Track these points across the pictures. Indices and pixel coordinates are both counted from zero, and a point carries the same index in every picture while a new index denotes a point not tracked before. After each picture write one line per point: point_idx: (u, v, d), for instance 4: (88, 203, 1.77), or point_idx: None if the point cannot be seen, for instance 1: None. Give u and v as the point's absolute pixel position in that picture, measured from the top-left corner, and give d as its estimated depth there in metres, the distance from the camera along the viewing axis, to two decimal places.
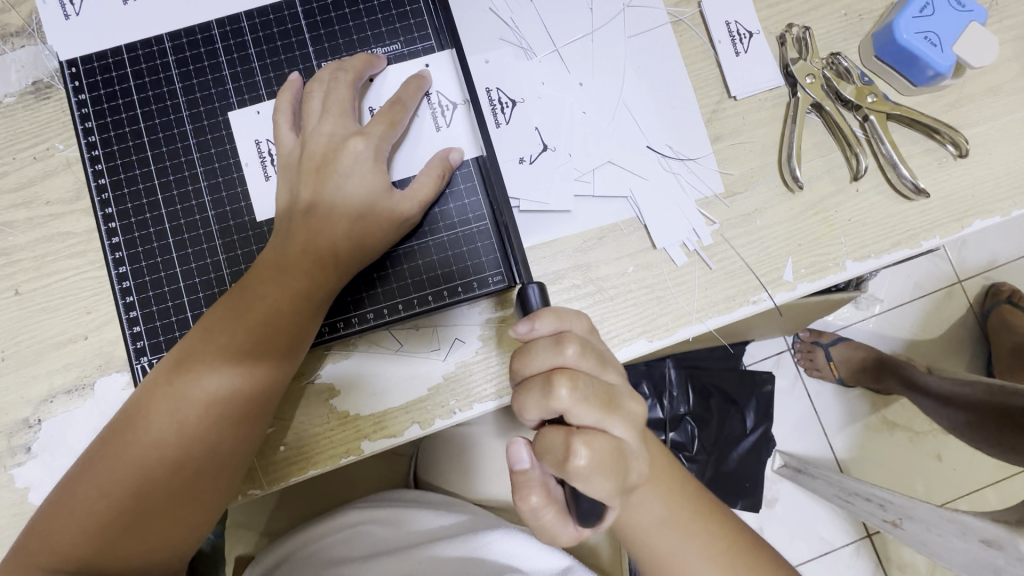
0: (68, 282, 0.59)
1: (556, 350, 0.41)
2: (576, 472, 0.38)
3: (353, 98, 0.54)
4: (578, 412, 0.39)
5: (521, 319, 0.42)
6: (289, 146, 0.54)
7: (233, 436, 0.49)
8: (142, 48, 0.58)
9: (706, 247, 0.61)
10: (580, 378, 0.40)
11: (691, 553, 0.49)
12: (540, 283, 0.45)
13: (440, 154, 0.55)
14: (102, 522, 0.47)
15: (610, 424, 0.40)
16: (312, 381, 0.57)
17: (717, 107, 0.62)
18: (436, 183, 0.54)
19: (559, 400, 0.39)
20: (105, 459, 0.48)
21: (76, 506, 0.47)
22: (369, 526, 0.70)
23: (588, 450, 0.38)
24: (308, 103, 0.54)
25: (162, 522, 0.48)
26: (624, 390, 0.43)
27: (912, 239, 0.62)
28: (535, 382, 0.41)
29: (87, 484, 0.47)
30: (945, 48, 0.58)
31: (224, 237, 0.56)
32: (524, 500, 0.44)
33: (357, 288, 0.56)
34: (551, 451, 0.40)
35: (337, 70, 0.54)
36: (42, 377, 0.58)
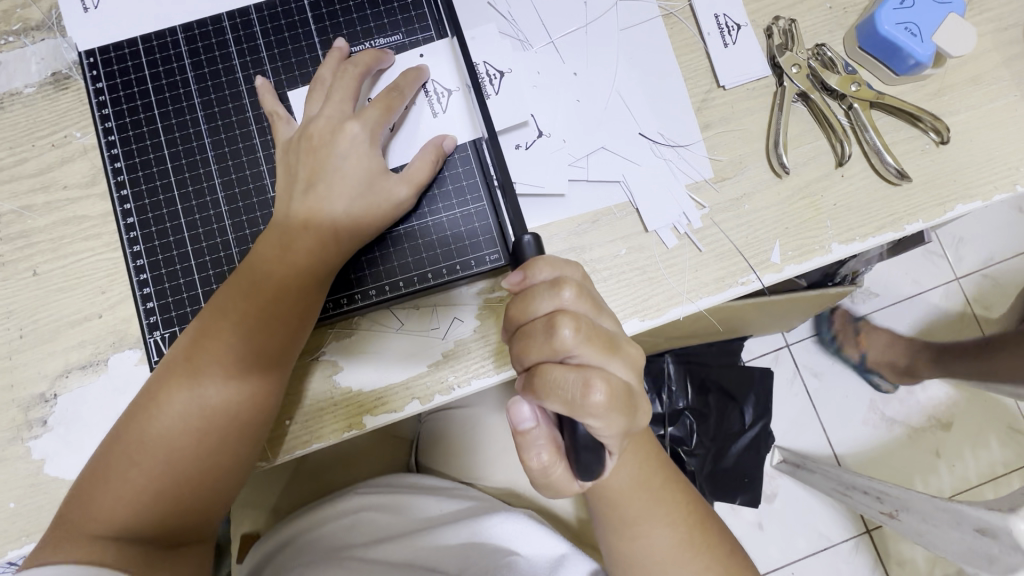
0: (83, 263, 0.61)
1: (552, 294, 0.42)
2: (591, 410, 0.39)
3: (357, 87, 0.56)
4: (582, 352, 0.40)
5: (514, 272, 0.43)
6: (290, 135, 0.57)
7: (251, 406, 0.52)
8: (156, 39, 0.61)
9: (696, 230, 0.63)
10: (581, 319, 0.41)
11: (657, 518, 0.52)
12: (535, 235, 0.44)
13: (434, 139, 0.58)
14: (135, 491, 0.49)
15: (612, 365, 0.41)
16: (316, 357, 0.59)
17: (706, 97, 0.65)
18: (430, 168, 0.56)
19: (564, 340, 0.40)
20: (133, 431, 0.50)
21: (108, 482, 0.49)
22: (372, 513, 0.71)
23: (604, 385, 0.39)
24: (313, 95, 0.57)
25: (194, 491, 0.51)
26: (621, 334, 0.44)
27: (896, 223, 0.64)
28: (536, 326, 0.41)
29: (116, 460, 0.50)
30: (924, 38, 0.61)
31: (233, 217, 0.58)
32: (533, 458, 0.44)
33: (361, 265, 0.58)
34: (563, 392, 0.39)
35: (349, 64, 0.57)
36: (58, 353, 0.60)
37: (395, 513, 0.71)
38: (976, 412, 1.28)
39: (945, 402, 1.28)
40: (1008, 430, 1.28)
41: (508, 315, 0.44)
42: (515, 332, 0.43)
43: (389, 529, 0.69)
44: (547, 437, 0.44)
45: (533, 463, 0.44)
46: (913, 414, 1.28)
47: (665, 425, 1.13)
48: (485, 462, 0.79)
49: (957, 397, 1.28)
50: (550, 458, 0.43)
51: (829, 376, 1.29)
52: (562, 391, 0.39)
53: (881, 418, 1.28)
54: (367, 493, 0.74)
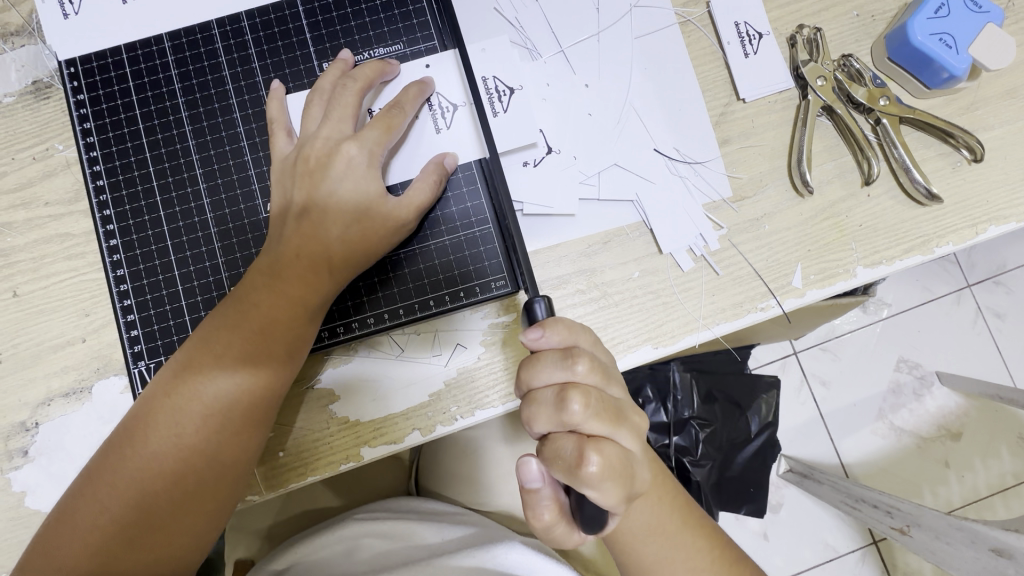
0: (66, 284, 0.58)
1: (564, 365, 0.39)
2: (588, 483, 0.36)
3: (357, 104, 0.52)
4: (589, 426, 0.38)
5: (532, 326, 0.40)
6: (286, 153, 0.53)
7: (232, 447, 0.48)
8: (141, 48, 0.57)
9: (714, 252, 0.59)
10: (592, 395, 0.38)
11: (675, 562, 0.49)
12: (548, 298, 0.41)
13: (435, 158, 0.54)
14: (105, 538, 0.46)
15: (618, 436, 0.39)
16: (311, 387, 0.56)
17: (725, 110, 0.61)
18: (431, 189, 0.52)
19: (572, 415, 0.38)
20: (107, 471, 0.47)
21: (80, 522, 0.46)
22: (369, 540, 0.68)
23: (600, 456, 0.37)
24: (308, 110, 0.53)
25: (169, 536, 0.47)
26: (630, 403, 0.42)
27: (924, 245, 0.60)
28: (545, 395, 0.39)
29: (89, 500, 0.47)
30: (960, 50, 0.57)
31: (223, 239, 0.55)
32: (536, 518, 0.41)
33: (358, 292, 0.55)
34: (563, 458, 0.38)
35: (348, 78, 0.53)
36: (40, 380, 0.57)
37: (397, 540, 0.68)
38: (988, 424, 1.25)
39: (958, 415, 1.25)
40: (1021, 442, 1.25)
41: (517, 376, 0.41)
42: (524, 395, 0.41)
43: (389, 557, 0.66)
44: (553, 498, 0.41)
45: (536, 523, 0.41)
46: (923, 424, 1.25)
47: (670, 435, 1.11)
48: (491, 487, 0.75)
49: (971, 411, 1.25)
50: (552, 519, 0.41)
51: (838, 387, 1.26)
52: (562, 452, 0.38)
53: (890, 428, 1.25)
54: (366, 520, 0.71)
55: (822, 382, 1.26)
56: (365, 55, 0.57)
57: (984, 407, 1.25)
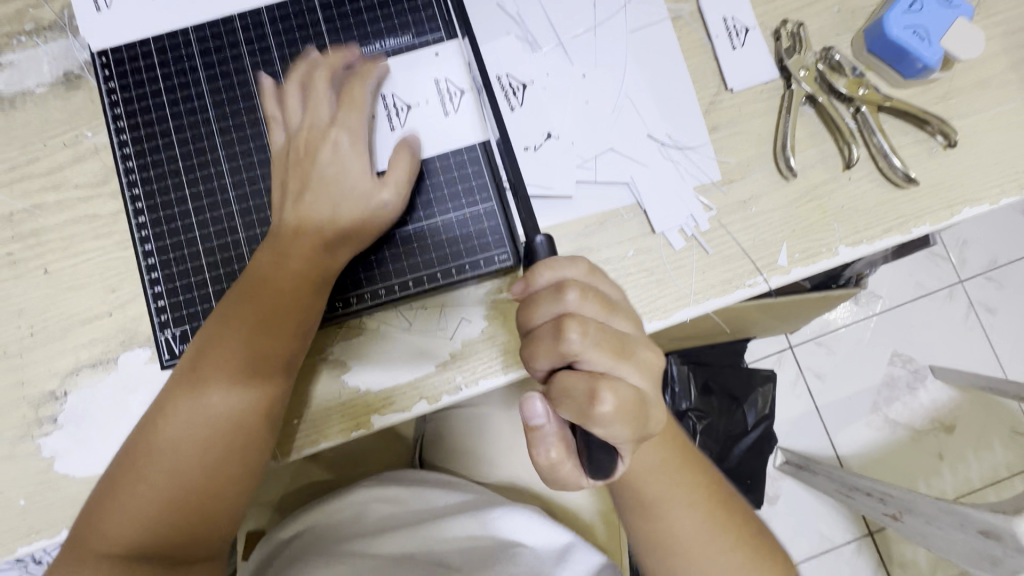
0: (94, 262, 0.62)
1: (558, 298, 0.42)
2: (600, 418, 0.39)
3: (328, 91, 0.56)
4: (590, 358, 0.41)
5: (515, 281, 0.45)
6: (280, 144, 0.58)
7: (257, 410, 0.52)
8: (168, 39, 0.61)
9: (704, 232, 0.63)
10: (589, 325, 0.41)
11: (677, 502, 0.52)
12: (548, 236, 0.45)
13: (403, 144, 0.57)
14: (147, 506, 0.49)
15: (622, 370, 0.42)
16: (326, 356, 0.60)
17: (714, 99, 0.65)
18: (409, 171, 0.56)
19: (571, 345, 0.41)
20: (140, 446, 0.51)
21: (120, 495, 0.50)
22: (376, 505, 0.72)
23: (613, 396, 0.39)
24: (284, 104, 0.57)
25: (207, 498, 0.51)
26: (635, 337, 0.44)
27: (903, 226, 0.64)
28: (544, 330, 0.42)
29: (125, 474, 0.50)
30: (933, 42, 0.61)
31: (244, 216, 0.59)
32: (541, 453, 0.44)
33: (369, 265, 0.59)
34: (573, 396, 0.40)
35: (303, 68, 0.57)
36: (69, 351, 0.61)
37: (407, 504, 0.71)
38: (978, 414, 1.28)
39: (949, 404, 1.28)
40: (1012, 432, 1.28)
41: (518, 319, 0.45)
42: (526, 335, 0.45)
43: (400, 519, 0.70)
44: (558, 436, 0.43)
45: (540, 458, 0.44)
46: (914, 413, 1.28)
47: None
48: (494, 459, 0.78)
49: (961, 400, 1.28)
50: (559, 456, 0.43)
51: (832, 379, 1.29)
52: (573, 391, 0.40)
53: (884, 420, 1.28)
54: (375, 485, 0.73)
55: (816, 374, 1.29)
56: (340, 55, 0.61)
57: (974, 397, 1.28)
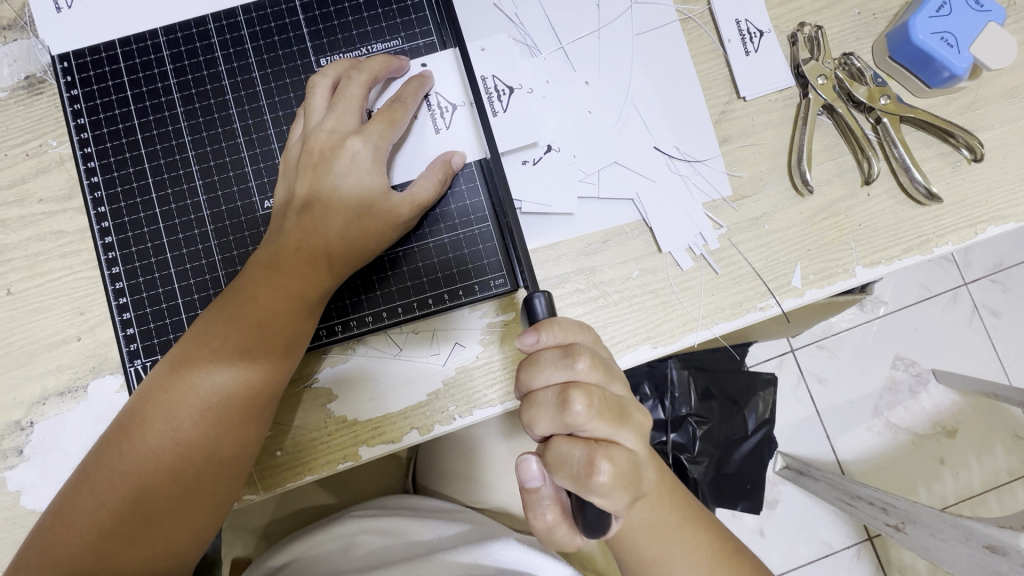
0: (60, 283, 0.57)
1: (565, 364, 0.39)
2: (599, 491, 0.37)
3: (363, 98, 0.52)
4: (592, 427, 0.38)
5: (526, 331, 0.40)
6: (294, 144, 0.53)
7: (232, 440, 0.48)
8: (135, 43, 0.56)
9: (713, 251, 0.59)
10: (594, 393, 0.39)
11: (677, 558, 0.49)
12: (547, 294, 0.41)
13: (443, 156, 0.54)
14: (101, 533, 0.46)
15: (621, 437, 0.39)
16: (309, 385, 0.56)
17: (726, 108, 0.61)
18: (436, 186, 0.52)
19: (574, 416, 0.38)
20: (102, 466, 0.47)
21: (77, 518, 0.46)
22: (365, 537, 0.68)
23: (611, 466, 0.37)
24: (310, 99, 0.52)
25: (168, 530, 0.47)
26: (631, 399, 0.42)
27: (924, 245, 0.60)
28: (547, 396, 0.39)
29: (85, 496, 0.46)
30: (961, 49, 0.57)
31: (219, 237, 0.54)
32: (538, 518, 0.42)
33: (356, 290, 0.55)
34: (570, 465, 0.38)
35: (354, 70, 0.52)
36: (35, 378, 0.57)
37: (398, 537, 0.68)
38: (982, 422, 1.26)
39: (954, 413, 1.25)
40: (1014, 438, 1.26)
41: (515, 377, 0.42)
42: (524, 395, 0.41)
43: (393, 552, 0.66)
44: (554, 497, 0.42)
45: (536, 522, 0.42)
46: (919, 422, 1.25)
47: (667, 431, 1.10)
48: (490, 482, 0.75)
49: (967, 409, 1.26)
50: (554, 519, 0.42)
51: (834, 383, 1.26)
52: (570, 461, 0.38)
53: (886, 425, 1.25)
54: (364, 516, 0.71)
55: (818, 378, 1.26)
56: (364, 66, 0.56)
57: (979, 404, 1.26)
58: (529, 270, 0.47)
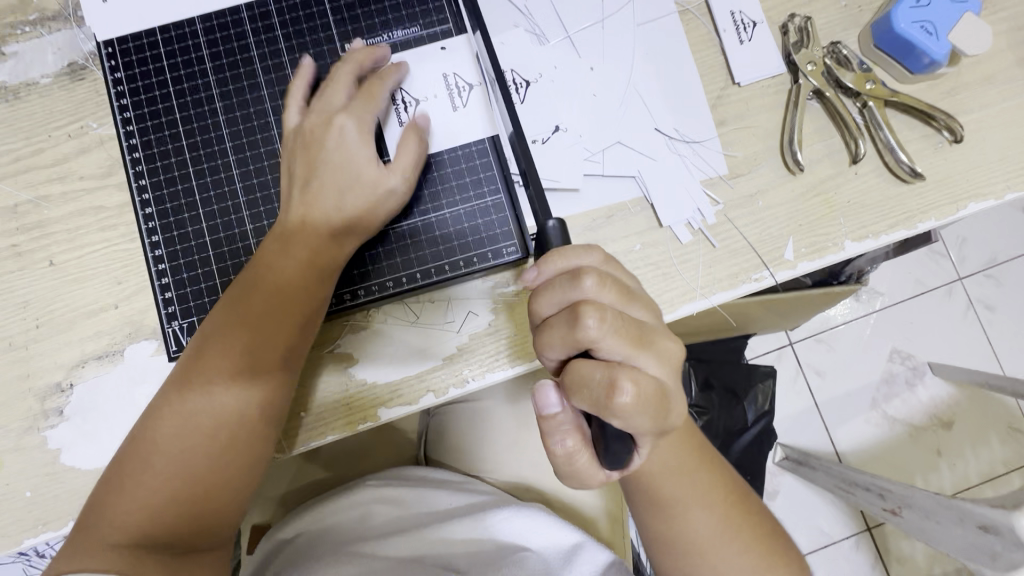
0: (99, 254, 0.61)
1: (574, 285, 0.42)
2: (619, 410, 0.39)
3: (348, 81, 0.56)
4: (607, 343, 0.41)
5: (529, 267, 0.44)
6: (293, 127, 0.57)
7: (262, 400, 0.52)
8: (174, 29, 0.61)
9: (710, 226, 0.63)
10: (607, 311, 0.41)
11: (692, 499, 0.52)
12: (560, 220, 0.45)
13: (415, 125, 0.57)
14: (151, 496, 0.49)
15: (638, 359, 0.41)
16: (332, 349, 0.60)
17: (721, 94, 0.65)
18: (420, 157, 0.56)
19: (589, 331, 0.40)
20: (143, 438, 0.50)
21: (126, 483, 0.49)
22: (379, 506, 0.72)
23: (633, 386, 0.39)
24: (296, 90, 0.58)
25: (213, 488, 0.51)
26: (651, 325, 0.44)
27: (909, 221, 0.64)
28: (561, 317, 0.42)
29: (133, 463, 0.50)
30: (940, 36, 0.61)
31: (251, 208, 0.58)
32: (557, 443, 0.44)
33: (377, 257, 0.58)
34: (590, 386, 0.40)
35: (342, 62, 0.57)
36: (75, 343, 0.60)
37: (412, 507, 0.72)
38: (976, 410, 1.29)
39: (947, 400, 1.29)
40: (1009, 430, 1.29)
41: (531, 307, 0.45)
42: (540, 323, 0.45)
43: (398, 522, 0.71)
44: (573, 423, 0.44)
45: (558, 449, 0.44)
46: (915, 411, 1.28)
47: None
48: (498, 456, 0.79)
49: (960, 397, 1.29)
50: (575, 445, 0.43)
51: (831, 371, 1.30)
52: (589, 380, 0.41)
53: (882, 416, 1.28)
54: (378, 485, 0.74)
55: (817, 372, 1.30)
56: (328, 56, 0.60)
57: (972, 392, 1.29)
58: (540, 203, 0.48)
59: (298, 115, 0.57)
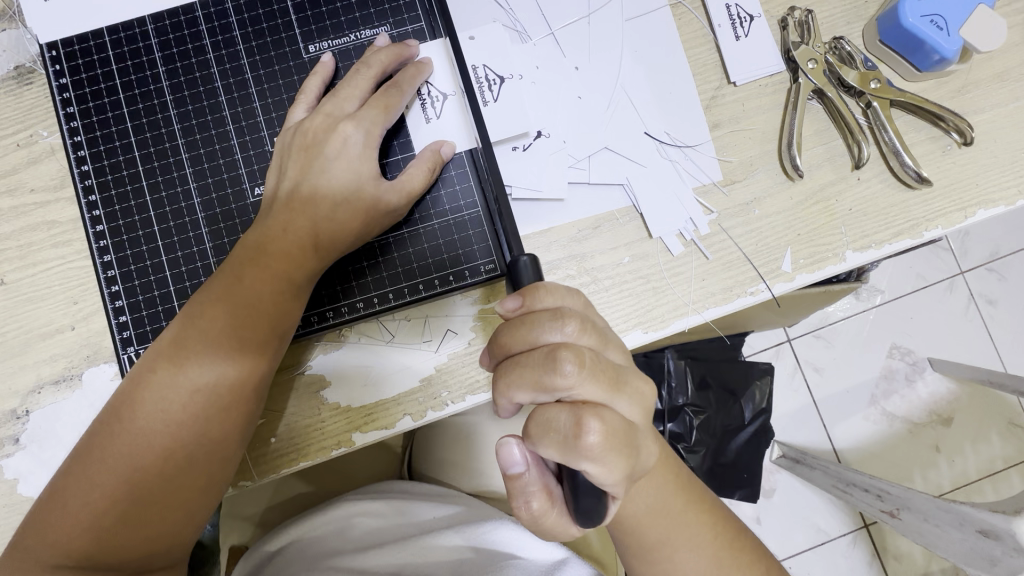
0: (54, 273, 0.58)
1: (555, 325, 0.40)
2: (588, 453, 0.37)
3: (364, 85, 0.52)
4: (584, 388, 0.38)
5: (510, 296, 0.41)
6: (291, 126, 0.53)
7: (224, 420, 0.48)
8: (123, 30, 0.56)
9: (703, 236, 0.59)
10: (585, 354, 0.39)
11: (678, 540, 0.51)
12: (534, 256, 0.42)
13: (432, 145, 0.54)
14: (97, 514, 0.45)
15: (614, 401, 0.39)
16: (301, 372, 0.56)
17: (716, 94, 0.61)
18: (426, 176, 0.52)
19: (566, 377, 0.38)
20: (94, 450, 0.46)
21: (71, 502, 0.45)
22: (363, 519, 0.69)
23: (599, 424, 0.38)
24: (307, 88, 0.54)
25: (165, 510, 0.47)
26: (627, 367, 0.42)
27: (914, 229, 0.60)
28: (535, 358, 0.39)
29: (79, 477, 0.46)
30: (951, 32, 0.57)
31: (211, 225, 0.54)
32: (524, 505, 0.43)
33: (347, 276, 0.55)
34: (556, 430, 0.38)
35: (363, 63, 0.53)
36: (30, 368, 0.57)
37: (395, 519, 0.69)
38: (977, 409, 1.26)
39: (948, 400, 1.26)
40: (1009, 427, 1.27)
41: (499, 341, 0.42)
42: (506, 359, 0.42)
43: (384, 534, 0.67)
44: (538, 484, 0.43)
45: (524, 511, 0.43)
46: (914, 409, 1.26)
47: (664, 421, 1.11)
48: (484, 470, 0.76)
49: (960, 395, 1.26)
50: (542, 507, 0.43)
51: (830, 371, 1.27)
52: (557, 424, 0.38)
53: (881, 414, 1.25)
54: (359, 499, 0.71)
55: (815, 368, 1.27)
56: (354, 56, 0.56)
57: (974, 391, 1.26)
58: (517, 245, 0.47)
59: (303, 115, 0.53)
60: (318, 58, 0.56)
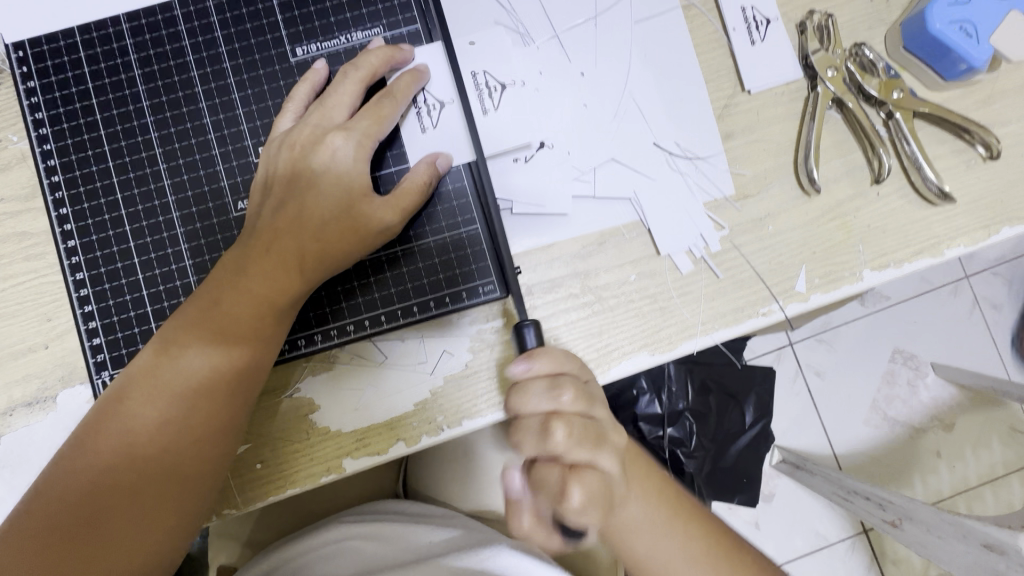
0: (26, 288, 0.53)
1: (548, 392, 0.40)
2: (578, 519, 0.36)
3: (353, 93, 0.49)
4: (575, 456, 0.38)
5: (514, 360, 0.42)
6: (276, 135, 0.50)
7: (199, 453, 0.45)
8: (96, 30, 0.52)
9: (714, 254, 0.56)
10: (575, 422, 0.39)
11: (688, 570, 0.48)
12: (536, 322, 0.45)
13: (427, 157, 0.50)
14: (54, 555, 0.42)
15: (608, 466, 0.39)
16: (288, 397, 0.53)
17: (729, 102, 0.57)
18: (422, 190, 0.49)
19: (556, 443, 0.39)
20: (58, 484, 0.44)
21: (29, 539, 0.42)
22: (355, 542, 0.67)
23: (589, 494, 0.37)
24: (294, 95, 0.50)
25: (127, 552, 0.43)
26: (619, 430, 0.42)
27: (935, 247, 0.57)
28: (530, 423, 0.40)
29: (41, 513, 0.43)
30: (981, 39, 0.53)
31: (190, 241, 0.51)
32: None
33: (336, 297, 0.52)
34: (551, 494, 0.38)
35: (351, 67, 0.49)
36: (1, 389, 0.53)
37: (389, 543, 0.66)
38: (982, 417, 1.24)
39: (952, 408, 1.24)
40: (1012, 433, 1.25)
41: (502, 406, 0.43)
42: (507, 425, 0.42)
43: (385, 561, 0.64)
44: None
45: None
46: (915, 413, 1.23)
47: (665, 426, 1.07)
48: (482, 490, 0.72)
49: (963, 401, 1.24)
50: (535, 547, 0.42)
51: (834, 378, 1.24)
52: (549, 488, 0.38)
53: (883, 419, 1.23)
54: (352, 523, 0.69)
55: (817, 373, 1.24)
56: (344, 60, 0.53)
57: (979, 400, 1.24)
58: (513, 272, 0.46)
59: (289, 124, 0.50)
60: (306, 63, 0.52)
